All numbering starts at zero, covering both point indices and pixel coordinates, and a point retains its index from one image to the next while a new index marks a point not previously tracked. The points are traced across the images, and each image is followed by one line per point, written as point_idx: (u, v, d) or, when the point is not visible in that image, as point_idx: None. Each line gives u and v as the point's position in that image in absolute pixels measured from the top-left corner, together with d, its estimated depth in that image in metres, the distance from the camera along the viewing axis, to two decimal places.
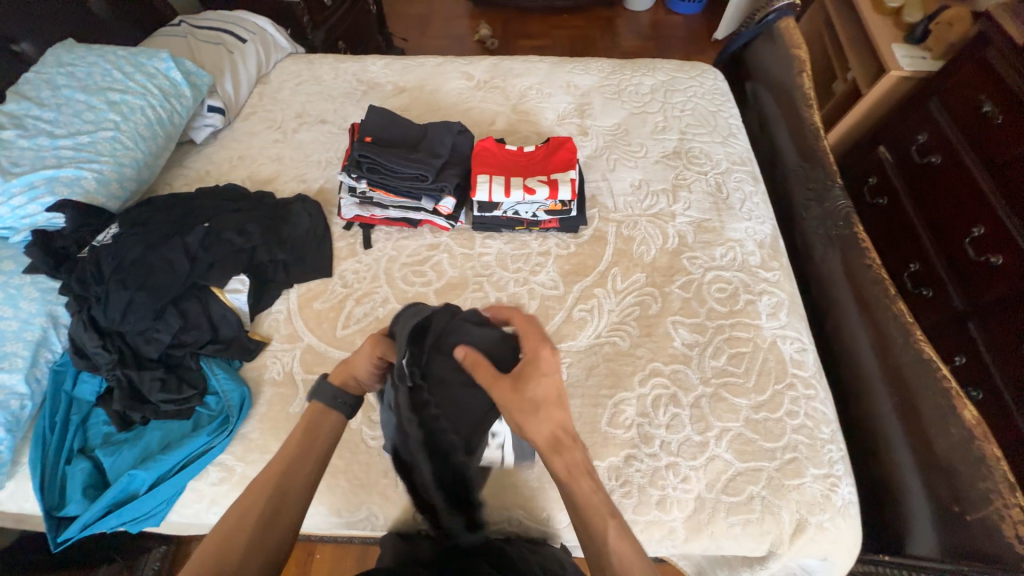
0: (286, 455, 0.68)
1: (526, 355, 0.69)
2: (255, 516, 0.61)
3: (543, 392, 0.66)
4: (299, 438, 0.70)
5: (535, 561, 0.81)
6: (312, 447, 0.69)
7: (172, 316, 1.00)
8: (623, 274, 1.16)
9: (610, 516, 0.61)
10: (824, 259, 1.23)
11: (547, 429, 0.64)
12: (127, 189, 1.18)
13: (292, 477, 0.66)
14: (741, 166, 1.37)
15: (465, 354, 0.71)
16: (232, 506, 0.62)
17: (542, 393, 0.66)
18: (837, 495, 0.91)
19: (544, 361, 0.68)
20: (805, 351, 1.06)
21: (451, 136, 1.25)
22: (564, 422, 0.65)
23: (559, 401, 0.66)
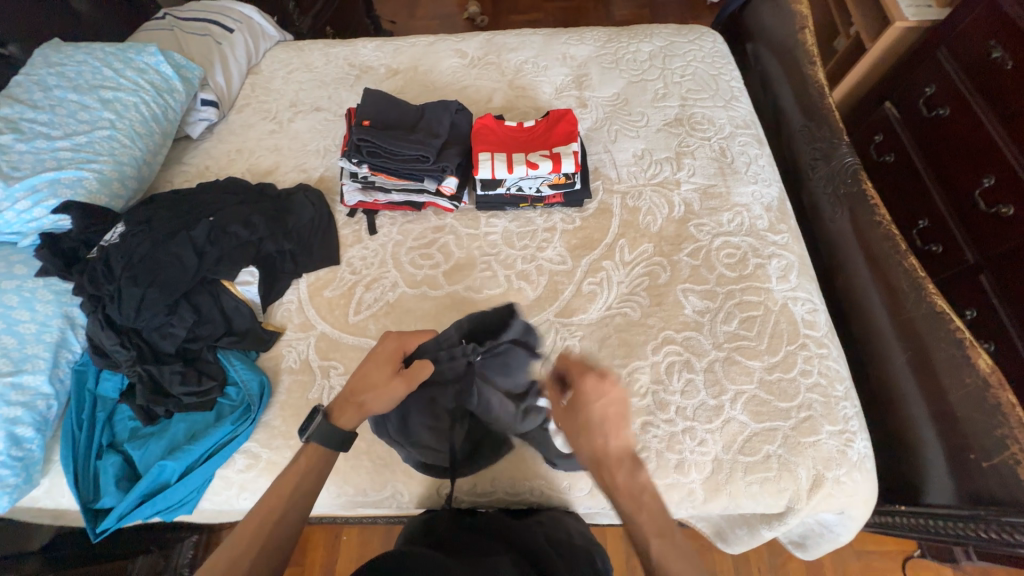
0: (285, 488, 0.74)
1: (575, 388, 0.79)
2: (253, 548, 0.68)
3: (587, 418, 0.77)
4: (286, 479, 0.75)
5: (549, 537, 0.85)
6: (298, 489, 0.75)
7: (186, 311, 1.02)
8: (631, 245, 1.16)
9: (654, 536, 0.70)
10: (833, 219, 1.22)
11: (588, 450, 0.77)
12: (129, 189, 1.18)
13: (286, 512, 0.72)
14: (744, 129, 1.34)
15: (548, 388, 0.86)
16: (236, 536, 0.69)
17: (587, 418, 0.77)
18: (852, 450, 0.92)
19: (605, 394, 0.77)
20: (817, 312, 1.06)
21: (449, 116, 1.23)
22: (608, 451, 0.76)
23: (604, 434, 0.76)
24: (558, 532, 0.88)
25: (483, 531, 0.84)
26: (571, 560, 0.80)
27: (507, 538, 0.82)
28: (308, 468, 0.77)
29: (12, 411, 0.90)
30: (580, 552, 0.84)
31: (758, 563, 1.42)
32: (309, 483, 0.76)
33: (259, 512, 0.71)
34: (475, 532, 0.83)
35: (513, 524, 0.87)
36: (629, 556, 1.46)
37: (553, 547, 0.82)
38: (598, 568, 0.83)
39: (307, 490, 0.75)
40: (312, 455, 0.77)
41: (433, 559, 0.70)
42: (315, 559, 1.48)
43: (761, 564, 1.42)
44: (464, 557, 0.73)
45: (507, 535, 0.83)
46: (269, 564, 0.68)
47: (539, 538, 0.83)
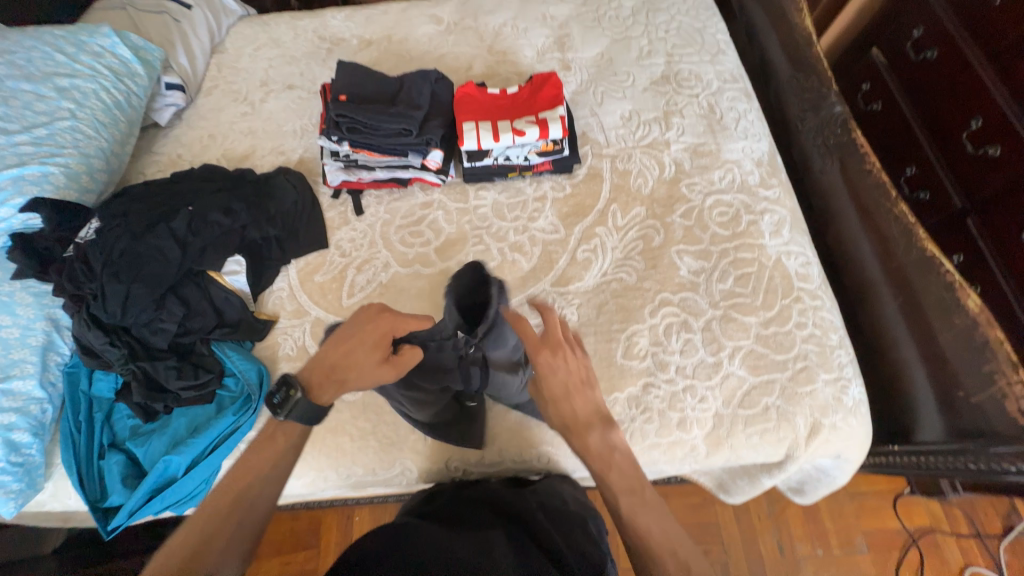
0: (260, 462, 0.76)
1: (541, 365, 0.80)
2: (229, 517, 0.71)
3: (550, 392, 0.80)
4: (265, 453, 0.77)
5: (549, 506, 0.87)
6: (275, 463, 0.77)
7: (174, 305, 0.99)
8: (623, 210, 1.14)
9: (624, 494, 0.76)
10: (823, 170, 1.21)
11: (558, 420, 0.81)
12: (99, 183, 1.13)
13: (261, 485, 0.75)
14: (733, 83, 1.31)
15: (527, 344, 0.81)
16: (212, 502, 0.71)
17: (551, 391, 0.80)
18: (847, 396, 0.95)
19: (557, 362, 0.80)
20: (810, 265, 1.06)
21: (429, 86, 1.18)
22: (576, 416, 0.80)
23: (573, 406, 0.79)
24: (552, 498, 0.90)
25: (475, 502, 0.86)
26: (563, 524, 0.84)
27: (497, 507, 0.84)
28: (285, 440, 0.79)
29: (5, 417, 0.88)
30: (573, 516, 0.87)
31: (757, 511, 1.48)
32: (286, 455, 0.78)
33: (238, 485, 0.73)
34: (468, 502, 0.86)
35: (507, 493, 0.89)
36: None
37: (548, 515, 0.85)
38: (591, 531, 0.87)
39: (281, 464, 0.78)
40: (287, 428, 0.79)
41: (426, 533, 0.73)
42: (330, 540, 1.51)
43: (760, 512, 1.48)
44: (455, 530, 0.75)
45: (497, 504, 0.85)
46: (240, 532, 0.71)
47: (534, 507, 0.85)
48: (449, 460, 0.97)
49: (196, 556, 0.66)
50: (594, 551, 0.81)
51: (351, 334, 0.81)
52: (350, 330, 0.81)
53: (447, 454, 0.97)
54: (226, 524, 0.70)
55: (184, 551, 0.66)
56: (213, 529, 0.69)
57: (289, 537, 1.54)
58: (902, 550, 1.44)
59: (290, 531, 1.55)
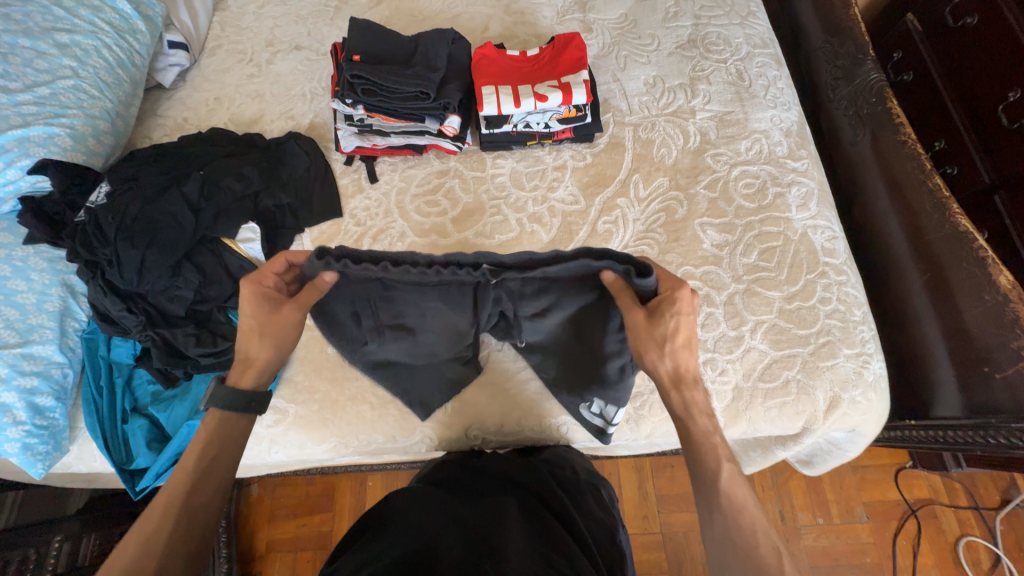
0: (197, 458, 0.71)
1: (664, 299, 0.74)
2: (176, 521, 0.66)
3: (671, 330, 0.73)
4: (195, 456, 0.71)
5: (550, 469, 0.89)
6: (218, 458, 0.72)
7: (190, 272, 0.98)
8: (645, 180, 1.11)
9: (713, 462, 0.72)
10: (853, 143, 1.17)
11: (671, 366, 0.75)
12: (107, 147, 1.10)
13: (205, 482, 0.70)
14: (763, 49, 1.25)
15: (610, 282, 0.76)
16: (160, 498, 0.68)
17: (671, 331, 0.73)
18: (869, 371, 0.95)
19: (682, 300, 0.73)
20: (836, 240, 1.04)
21: (447, 46, 1.12)
22: (688, 363, 0.75)
23: (687, 346, 0.74)
24: (563, 468, 0.91)
25: (489, 470, 0.86)
26: (573, 493, 0.86)
27: (507, 475, 0.84)
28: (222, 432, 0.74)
29: (28, 380, 0.89)
30: (584, 486, 0.89)
31: (761, 482, 1.51)
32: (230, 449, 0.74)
33: (170, 492, 0.68)
34: (476, 473, 0.85)
35: (518, 462, 0.89)
36: (641, 483, 1.55)
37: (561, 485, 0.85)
38: (602, 498, 0.90)
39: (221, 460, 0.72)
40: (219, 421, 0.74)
41: (438, 506, 0.74)
42: (345, 505, 1.56)
43: (764, 483, 1.51)
44: (467, 502, 0.76)
45: (507, 472, 0.85)
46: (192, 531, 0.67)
47: (546, 476, 0.85)
48: (467, 430, 0.97)
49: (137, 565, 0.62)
50: (605, 517, 0.84)
51: (265, 279, 0.76)
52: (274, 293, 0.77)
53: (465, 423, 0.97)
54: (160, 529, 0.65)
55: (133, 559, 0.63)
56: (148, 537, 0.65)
57: (304, 502, 1.59)
58: (900, 520, 1.48)
59: (306, 496, 1.60)
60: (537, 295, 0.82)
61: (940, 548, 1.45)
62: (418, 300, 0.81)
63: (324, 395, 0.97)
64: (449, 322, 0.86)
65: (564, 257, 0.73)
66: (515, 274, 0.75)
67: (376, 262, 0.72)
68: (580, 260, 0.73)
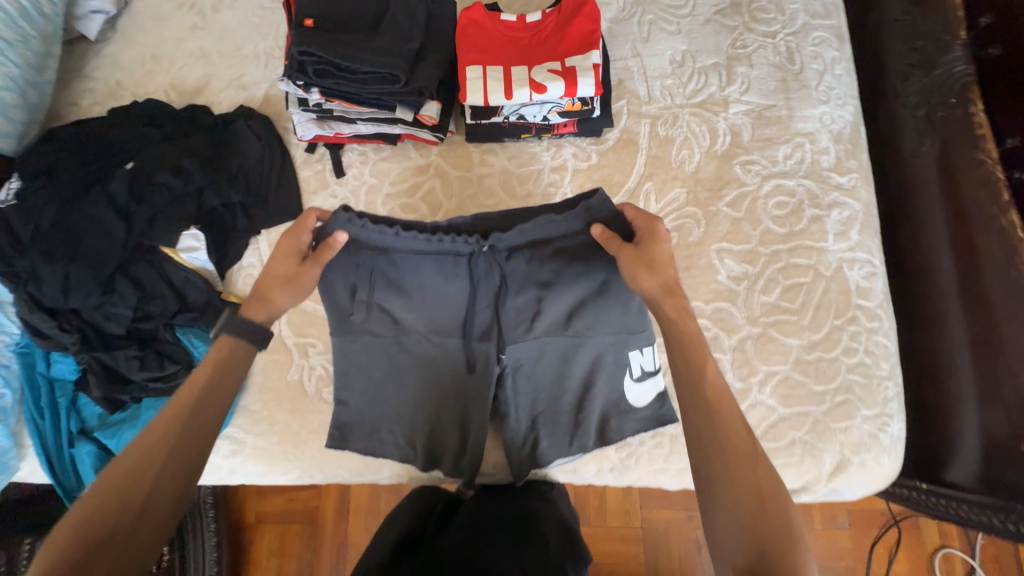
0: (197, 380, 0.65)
1: (645, 230, 0.74)
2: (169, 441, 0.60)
3: (658, 253, 0.72)
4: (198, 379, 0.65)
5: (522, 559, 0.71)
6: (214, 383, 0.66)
7: (126, 287, 0.85)
8: (658, 190, 0.94)
9: (716, 399, 0.63)
10: (915, 153, 0.97)
11: (658, 283, 0.70)
12: (19, 124, 0.92)
13: (203, 404, 0.64)
14: (823, 19, 1.00)
15: (603, 231, 0.75)
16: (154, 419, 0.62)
17: (658, 253, 0.72)
18: (886, 434, 0.84)
19: (660, 231, 0.74)
20: (875, 277, 0.89)
21: (425, 7, 0.90)
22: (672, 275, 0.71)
23: (670, 261, 0.72)
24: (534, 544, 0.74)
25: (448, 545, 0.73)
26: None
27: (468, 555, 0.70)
28: (228, 362, 0.68)
29: None
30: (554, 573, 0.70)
31: None
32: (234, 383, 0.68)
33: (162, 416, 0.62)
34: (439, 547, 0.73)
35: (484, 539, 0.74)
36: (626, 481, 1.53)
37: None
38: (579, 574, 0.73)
39: (217, 385, 0.66)
40: (224, 348, 0.69)
41: None
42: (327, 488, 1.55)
43: None
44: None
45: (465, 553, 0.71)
46: (185, 460, 0.60)
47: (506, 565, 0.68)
48: (443, 438, 0.86)
49: (129, 485, 0.56)
50: None
51: (302, 235, 0.76)
52: (298, 240, 0.76)
53: (449, 438, 0.86)
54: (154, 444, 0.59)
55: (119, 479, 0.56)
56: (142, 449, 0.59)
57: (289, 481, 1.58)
58: (882, 531, 1.47)
59: None
60: (535, 279, 0.81)
61: (915, 557, 1.46)
62: (413, 275, 0.80)
63: (284, 427, 0.89)
64: (450, 314, 0.83)
65: (547, 214, 0.78)
66: (511, 238, 0.79)
67: (387, 225, 0.77)
68: (558, 208, 0.78)
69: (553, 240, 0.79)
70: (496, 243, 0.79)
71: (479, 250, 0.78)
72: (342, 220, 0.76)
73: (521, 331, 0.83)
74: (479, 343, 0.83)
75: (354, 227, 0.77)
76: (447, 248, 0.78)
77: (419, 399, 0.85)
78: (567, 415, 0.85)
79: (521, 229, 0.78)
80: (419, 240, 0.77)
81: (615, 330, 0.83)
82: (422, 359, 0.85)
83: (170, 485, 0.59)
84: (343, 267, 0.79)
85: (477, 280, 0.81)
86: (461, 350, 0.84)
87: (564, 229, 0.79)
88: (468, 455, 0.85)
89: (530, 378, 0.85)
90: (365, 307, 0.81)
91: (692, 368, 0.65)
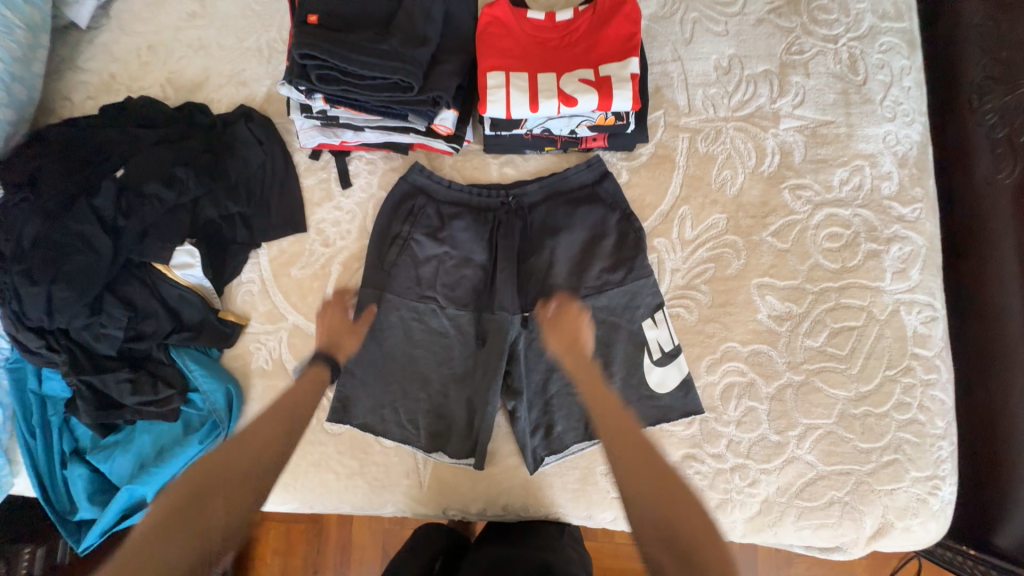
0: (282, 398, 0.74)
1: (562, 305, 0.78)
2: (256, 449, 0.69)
3: (570, 321, 0.77)
4: (290, 394, 0.75)
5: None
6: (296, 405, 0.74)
7: (116, 307, 0.80)
8: (695, 215, 0.85)
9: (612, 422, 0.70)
10: (991, 180, 0.85)
11: (562, 346, 0.76)
12: (3, 124, 0.85)
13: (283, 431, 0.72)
14: (894, 22, 0.88)
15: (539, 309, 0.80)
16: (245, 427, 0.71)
17: (570, 323, 0.77)
18: (936, 498, 0.76)
19: (581, 313, 0.77)
20: (935, 322, 0.79)
21: (442, 3, 0.79)
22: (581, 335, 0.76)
23: (580, 328, 0.76)
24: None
25: None
26: None
27: None
28: (304, 387, 0.76)
29: None
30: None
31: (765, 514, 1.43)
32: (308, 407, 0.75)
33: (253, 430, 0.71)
34: None
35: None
36: None
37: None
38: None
39: (299, 405, 0.74)
40: (309, 374, 0.77)
41: None
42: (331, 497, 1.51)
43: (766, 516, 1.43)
44: None
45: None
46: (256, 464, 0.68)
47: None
48: (450, 410, 0.82)
49: (218, 468, 0.66)
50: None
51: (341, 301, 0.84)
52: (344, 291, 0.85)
53: (456, 406, 0.82)
54: (250, 440, 0.69)
55: (197, 479, 0.65)
56: (236, 440, 0.69)
57: None
58: None
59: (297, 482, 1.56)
60: (555, 233, 0.84)
61: None
62: (447, 228, 0.85)
63: None
64: (473, 268, 0.85)
65: (568, 171, 0.85)
66: (534, 190, 0.85)
67: (438, 178, 0.86)
68: (576, 164, 0.86)
69: (570, 190, 0.85)
70: (519, 196, 0.85)
71: (508, 204, 0.85)
72: (416, 169, 0.86)
73: (536, 290, 0.83)
74: (493, 310, 0.83)
75: (414, 178, 0.87)
76: (480, 199, 0.86)
77: (431, 365, 0.83)
78: (582, 398, 0.81)
79: (544, 182, 0.85)
80: (462, 192, 0.86)
81: (636, 296, 0.81)
82: (440, 319, 0.84)
83: (257, 466, 0.67)
84: (385, 216, 0.86)
85: (502, 231, 0.84)
86: (477, 310, 0.84)
87: (579, 183, 0.85)
88: (478, 424, 0.81)
89: (542, 351, 0.82)
90: (401, 256, 0.85)
91: (596, 395, 0.72)
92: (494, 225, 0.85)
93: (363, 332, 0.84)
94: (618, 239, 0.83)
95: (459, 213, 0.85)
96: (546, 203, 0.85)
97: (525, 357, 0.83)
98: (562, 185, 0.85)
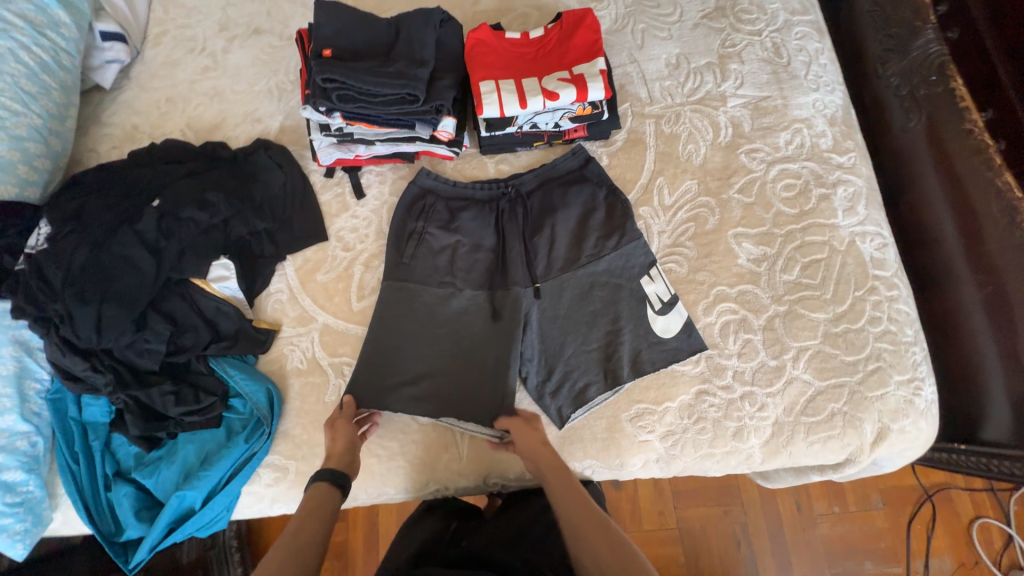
0: (299, 519, 0.73)
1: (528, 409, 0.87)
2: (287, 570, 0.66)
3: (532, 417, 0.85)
4: (302, 512, 0.74)
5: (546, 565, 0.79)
6: (314, 525, 0.72)
7: (158, 322, 0.86)
8: (671, 184, 0.98)
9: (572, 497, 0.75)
10: (904, 129, 1.02)
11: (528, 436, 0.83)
12: (43, 172, 0.93)
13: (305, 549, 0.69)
14: (802, 15, 1.07)
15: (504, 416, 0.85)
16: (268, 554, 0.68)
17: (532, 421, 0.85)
18: (921, 398, 0.86)
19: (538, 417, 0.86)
20: (887, 248, 0.92)
21: (434, 31, 0.94)
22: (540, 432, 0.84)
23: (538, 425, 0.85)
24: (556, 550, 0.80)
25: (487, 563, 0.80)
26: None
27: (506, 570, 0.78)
28: (319, 504, 0.75)
29: None
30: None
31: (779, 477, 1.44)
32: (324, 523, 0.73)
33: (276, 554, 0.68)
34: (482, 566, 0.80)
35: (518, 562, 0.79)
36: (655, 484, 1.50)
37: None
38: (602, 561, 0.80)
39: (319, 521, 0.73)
40: (316, 495, 0.76)
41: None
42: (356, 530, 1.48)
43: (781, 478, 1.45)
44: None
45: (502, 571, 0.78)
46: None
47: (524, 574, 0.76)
48: (480, 383, 0.89)
49: None
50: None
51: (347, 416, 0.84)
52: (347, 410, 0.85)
53: (484, 378, 0.89)
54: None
55: None
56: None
57: None
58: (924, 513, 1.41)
59: None
60: (552, 214, 0.96)
61: None
62: (456, 221, 0.96)
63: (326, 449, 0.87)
64: (484, 253, 0.95)
65: (557, 160, 0.98)
66: (529, 180, 0.97)
67: (444, 179, 0.97)
68: (562, 154, 0.99)
69: (560, 176, 0.97)
70: (517, 185, 0.97)
71: (508, 194, 0.96)
72: (425, 173, 0.97)
73: (544, 264, 0.93)
74: (507, 287, 0.92)
75: (423, 182, 0.97)
76: (483, 192, 0.97)
77: (456, 343, 0.90)
78: (598, 351, 0.89)
79: (537, 172, 0.97)
80: (466, 187, 0.97)
81: (631, 255, 0.92)
82: (460, 302, 0.92)
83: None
84: (400, 216, 0.96)
85: (507, 218, 0.95)
86: (492, 290, 0.92)
87: (567, 168, 0.97)
88: (505, 389, 0.88)
89: (555, 317, 0.91)
90: (417, 249, 0.94)
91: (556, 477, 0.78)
92: (498, 213, 0.96)
93: (391, 319, 0.91)
94: (608, 211, 0.95)
95: (466, 206, 0.96)
96: (540, 190, 0.97)
97: (540, 326, 0.91)
98: (553, 172, 0.97)
